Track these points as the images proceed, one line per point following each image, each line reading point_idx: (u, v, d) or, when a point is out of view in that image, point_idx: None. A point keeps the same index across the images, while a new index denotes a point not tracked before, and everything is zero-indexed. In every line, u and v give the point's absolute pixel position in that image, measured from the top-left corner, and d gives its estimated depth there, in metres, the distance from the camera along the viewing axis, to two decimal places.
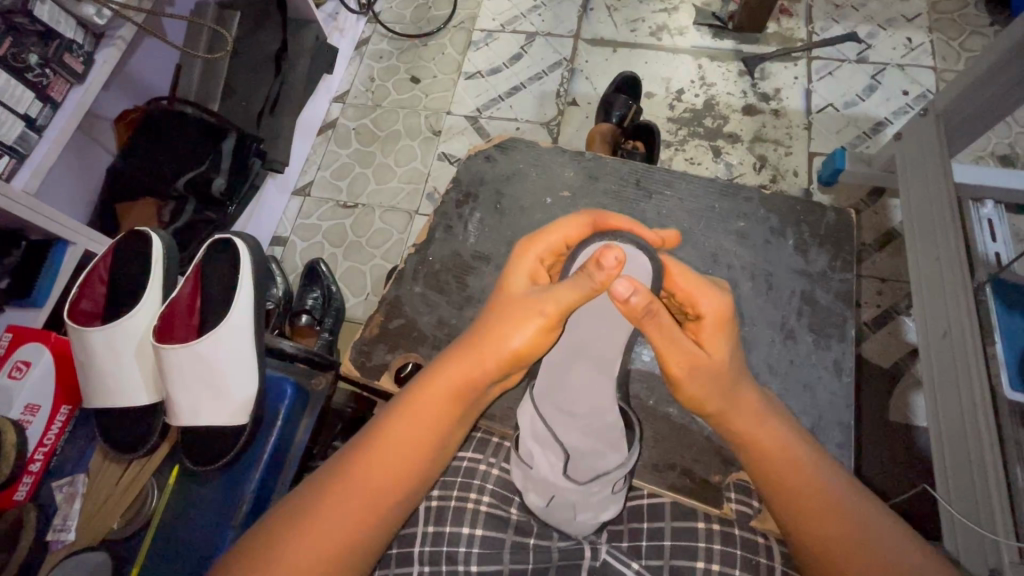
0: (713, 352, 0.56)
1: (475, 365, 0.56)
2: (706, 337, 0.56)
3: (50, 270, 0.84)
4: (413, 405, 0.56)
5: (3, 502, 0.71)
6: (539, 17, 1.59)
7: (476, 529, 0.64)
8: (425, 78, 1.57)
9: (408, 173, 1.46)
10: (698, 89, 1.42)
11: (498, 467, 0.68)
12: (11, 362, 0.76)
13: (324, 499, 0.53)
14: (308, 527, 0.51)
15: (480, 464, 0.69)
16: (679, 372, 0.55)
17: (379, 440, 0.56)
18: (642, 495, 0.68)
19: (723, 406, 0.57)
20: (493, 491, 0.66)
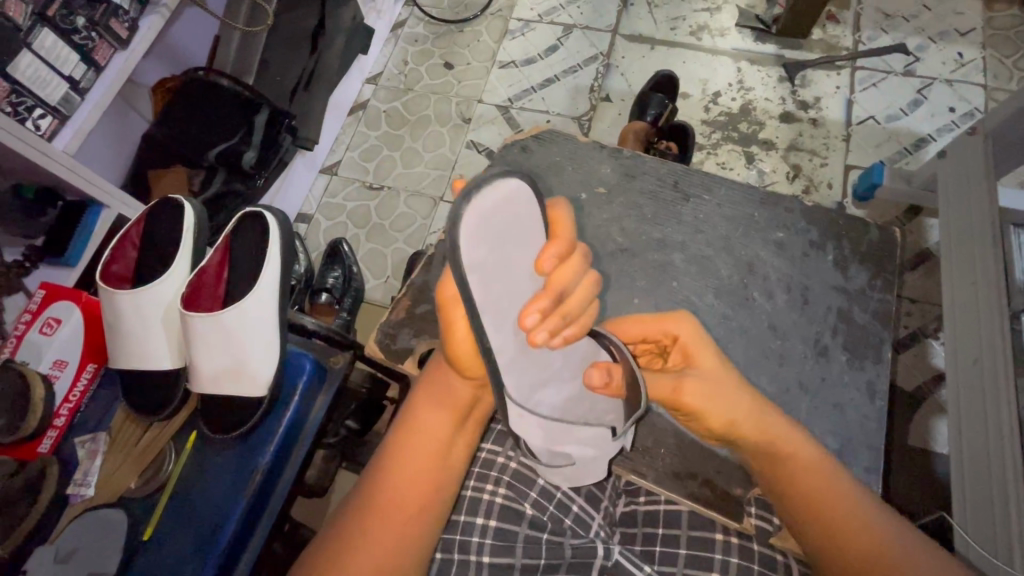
0: (703, 365, 0.62)
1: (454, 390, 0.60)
2: (693, 355, 0.63)
3: (84, 231, 0.86)
4: (405, 443, 0.60)
5: (27, 453, 0.74)
6: (577, 10, 1.57)
7: (490, 520, 0.65)
8: (459, 65, 1.56)
9: (436, 159, 1.47)
10: (736, 93, 1.40)
11: (516, 460, 0.68)
12: (42, 320, 0.77)
13: (371, 511, 0.57)
14: (360, 541, 0.55)
15: (499, 456, 0.69)
16: (689, 404, 0.60)
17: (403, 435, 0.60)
18: (659, 502, 0.67)
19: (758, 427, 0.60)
20: (510, 483, 0.66)
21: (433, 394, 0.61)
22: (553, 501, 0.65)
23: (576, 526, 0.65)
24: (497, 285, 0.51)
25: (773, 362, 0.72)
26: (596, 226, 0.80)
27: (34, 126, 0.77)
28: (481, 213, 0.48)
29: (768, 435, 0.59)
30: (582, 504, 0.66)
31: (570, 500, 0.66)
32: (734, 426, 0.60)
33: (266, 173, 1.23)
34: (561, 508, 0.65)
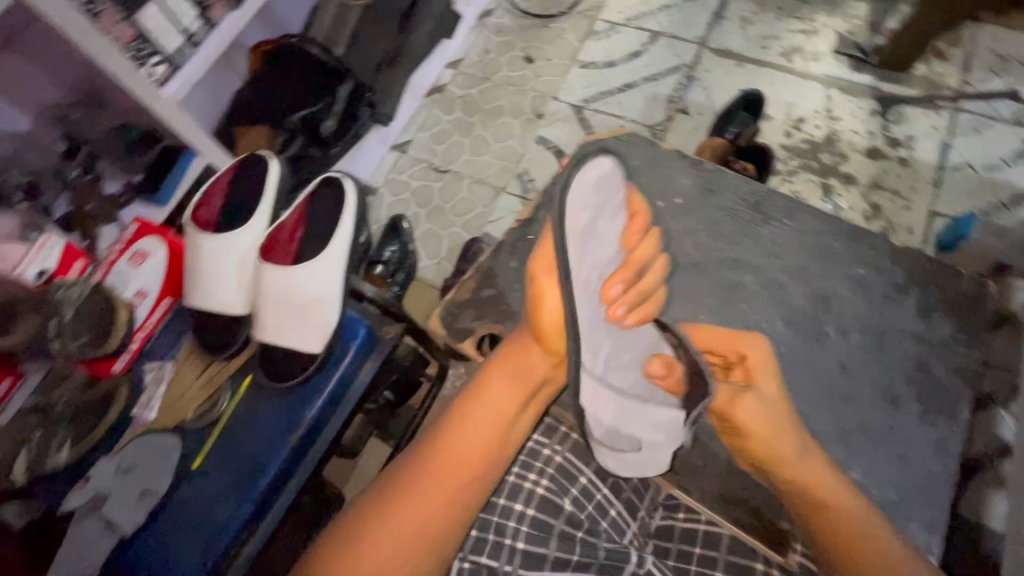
0: (765, 388, 0.61)
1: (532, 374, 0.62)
2: (757, 375, 0.62)
3: (177, 175, 0.94)
4: (472, 414, 0.62)
5: (102, 370, 0.80)
6: (667, 18, 1.55)
7: (529, 508, 0.65)
8: (539, 59, 1.57)
9: (504, 150, 1.48)
10: (821, 121, 1.34)
11: (561, 455, 0.69)
12: (131, 251, 0.84)
13: (429, 465, 0.60)
14: (415, 489, 0.59)
15: (543, 448, 0.69)
16: (741, 417, 0.59)
17: (473, 397, 0.63)
18: (699, 521, 0.66)
19: (797, 457, 0.58)
20: (552, 476, 0.67)
21: (510, 364, 0.62)
22: (592, 501, 0.66)
23: (612, 529, 0.65)
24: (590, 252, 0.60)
25: (841, 404, 0.68)
26: (666, 237, 0.78)
27: (149, 72, 0.83)
28: (582, 181, 0.61)
29: (800, 480, 0.57)
30: (620, 510, 0.66)
31: (609, 504, 0.66)
32: (771, 460, 0.58)
33: (341, 143, 1.29)
34: (599, 509, 0.66)
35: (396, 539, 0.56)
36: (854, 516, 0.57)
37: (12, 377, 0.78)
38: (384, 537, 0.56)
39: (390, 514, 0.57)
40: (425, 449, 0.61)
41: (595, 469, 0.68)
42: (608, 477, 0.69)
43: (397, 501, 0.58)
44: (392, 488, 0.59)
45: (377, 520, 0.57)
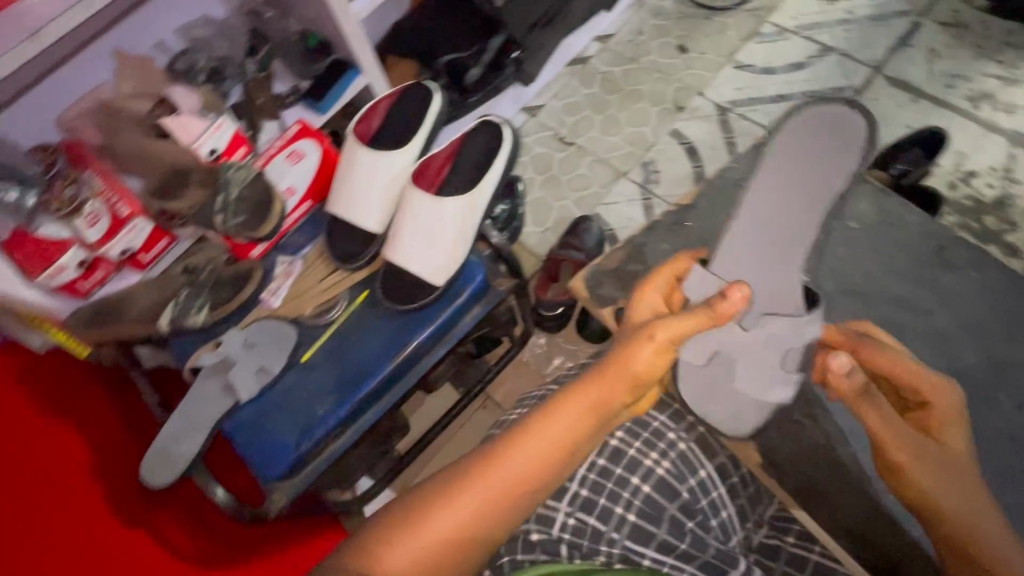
0: (944, 443, 0.52)
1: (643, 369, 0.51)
2: (939, 423, 0.53)
3: (340, 89, 0.98)
4: (573, 408, 0.51)
5: (243, 251, 0.87)
6: (843, 33, 1.44)
7: (645, 485, 0.60)
8: (693, 51, 1.50)
9: (634, 135, 1.44)
10: (997, 179, 1.20)
11: (686, 443, 0.63)
12: (290, 149, 0.89)
13: (498, 465, 0.49)
14: (476, 487, 0.49)
15: (669, 432, 0.64)
16: (899, 459, 0.51)
17: (564, 398, 0.52)
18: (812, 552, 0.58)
19: (966, 517, 0.49)
20: (675, 460, 0.61)
21: (611, 374, 0.51)
22: (708, 496, 0.61)
23: (720, 530, 0.59)
24: (767, 220, 0.67)
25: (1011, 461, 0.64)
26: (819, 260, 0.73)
27: None
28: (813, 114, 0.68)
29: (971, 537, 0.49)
30: (731, 514, 0.61)
31: (722, 504, 0.61)
32: (939, 506, 0.50)
33: (479, 93, 1.35)
34: (713, 505, 0.60)
35: (439, 537, 0.47)
36: None
37: (166, 238, 0.90)
38: (428, 530, 0.47)
39: (440, 507, 0.48)
40: (493, 446, 0.50)
41: (716, 466, 0.63)
42: (728, 479, 0.62)
43: (450, 496, 0.48)
44: (448, 480, 0.49)
45: (425, 514, 0.47)
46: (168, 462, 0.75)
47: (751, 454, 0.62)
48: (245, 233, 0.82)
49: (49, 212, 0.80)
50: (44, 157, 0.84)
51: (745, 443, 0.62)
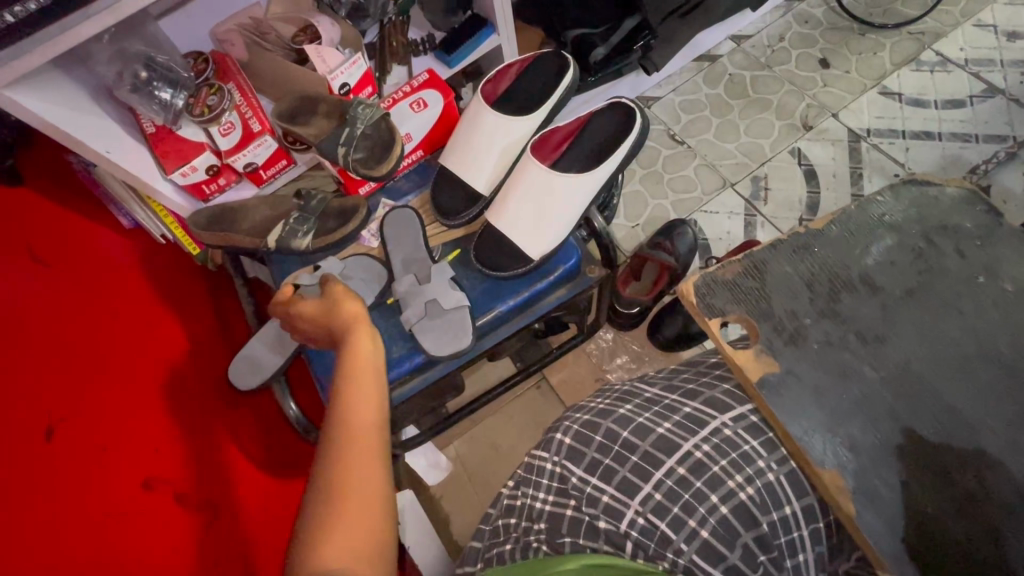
0: None
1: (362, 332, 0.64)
2: None
3: (473, 44, 0.98)
4: (351, 391, 0.58)
5: (353, 188, 0.90)
6: (1016, 77, 1.29)
7: (723, 505, 0.51)
8: (836, 67, 1.39)
9: (751, 146, 1.36)
10: None
11: (776, 475, 0.53)
12: (416, 96, 0.90)
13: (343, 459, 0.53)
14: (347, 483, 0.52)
15: (759, 457, 0.54)
16: None
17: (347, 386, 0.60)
18: None
19: None
20: (762, 489, 0.52)
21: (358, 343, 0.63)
22: (789, 535, 0.51)
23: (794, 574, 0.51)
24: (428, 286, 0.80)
25: None
26: None
27: None
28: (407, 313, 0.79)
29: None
30: (810, 559, 0.52)
31: (803, 547, 0.51)
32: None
33: (599, 74, 1.31)
34: (796, 546, 0.51)
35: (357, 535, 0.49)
36: None
37: (285, 160, 0.94)
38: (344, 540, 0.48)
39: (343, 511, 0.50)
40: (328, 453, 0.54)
41: (802, 507, 0.53)
42: (814, 523, 0.53)
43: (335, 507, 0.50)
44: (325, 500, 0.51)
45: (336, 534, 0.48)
46: (255, 371, 0.81)
47: (845, 502, 0.51)
48: (362, 169, 0.85)
49: (192, 115, 0.84)
50: (195, 64, 0.89)
51: (836, 470, 0.51)
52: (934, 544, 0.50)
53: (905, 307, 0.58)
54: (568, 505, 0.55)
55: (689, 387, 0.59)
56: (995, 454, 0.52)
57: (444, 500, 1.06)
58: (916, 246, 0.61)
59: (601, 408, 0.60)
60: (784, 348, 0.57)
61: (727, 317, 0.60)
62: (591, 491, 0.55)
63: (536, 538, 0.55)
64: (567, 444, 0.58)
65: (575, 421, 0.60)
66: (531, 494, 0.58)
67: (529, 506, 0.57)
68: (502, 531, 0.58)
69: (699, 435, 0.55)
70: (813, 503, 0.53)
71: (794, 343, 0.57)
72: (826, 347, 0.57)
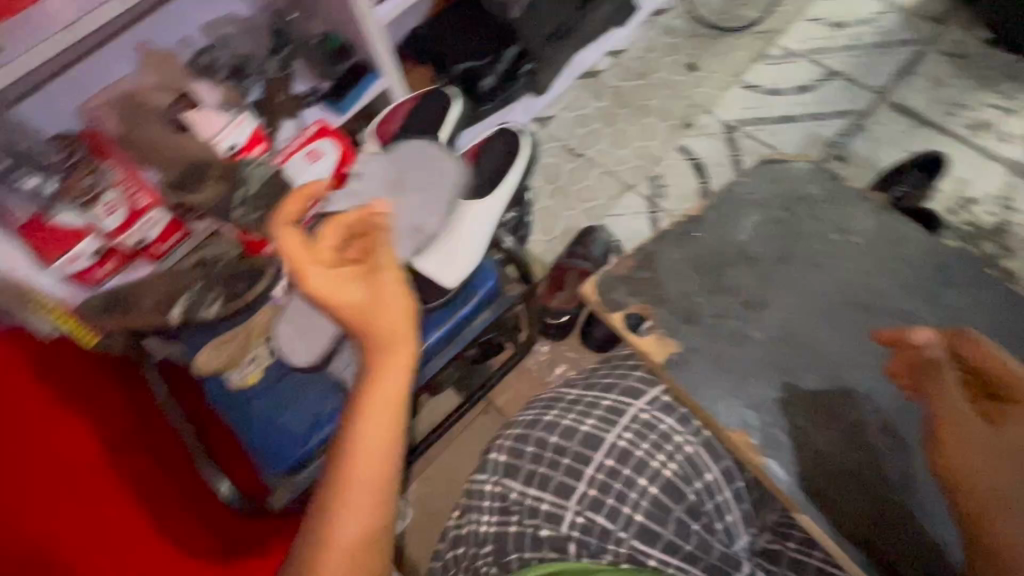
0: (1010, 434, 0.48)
1: (394, 312, 0.51)
2: (1005, 420, 0.50)
3: (359, 91, 1.00)
4: (375, 387, 0.49)
5: (258, 247, 0.86)
6: (848, 59, 1.48)
7: (652, 486, 0.55)
8: (702, 70, 1.53)
9: (643, 149, 1.46)
10: (995, 207, 1.24)
11: (694, 447, 0.57)
12: (309, 148, 0.91)
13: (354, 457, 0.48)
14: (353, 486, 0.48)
15: (676, 434, 0.57)
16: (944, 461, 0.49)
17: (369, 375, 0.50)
18: (811, 556, 0.55)
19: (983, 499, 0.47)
20: (683, 464, 0.56)
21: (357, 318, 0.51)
22: (714, 499, 0.56)
23: (725, 534, 0.55)
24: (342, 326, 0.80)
25: None
26: None
27: None
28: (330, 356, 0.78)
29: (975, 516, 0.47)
30: (737, 517, 0.56)
31: (729, 508, 0.56)
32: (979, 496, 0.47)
33: (493, 102, 1.38)
34: (721, 508, 0.56)
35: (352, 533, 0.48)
36: None
37: (181, 230, 0.90)
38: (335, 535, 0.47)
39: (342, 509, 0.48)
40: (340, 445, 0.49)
41: (722, 472, 0.57)
42: (736, 484, 0.57)
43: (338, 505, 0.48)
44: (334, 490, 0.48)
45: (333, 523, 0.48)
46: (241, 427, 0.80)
47: (755, 459, 0.56)
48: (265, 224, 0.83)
49: (69, 199, 0.80)
50: (63, 145, 0.84)
51: (743, 431, 0.56)
52: (836, 479, 0.55)
53: (778, 273, 0.65)
54: (511, 521, 0.57)
55: (607, 380, 0.61)
56: (867, 387, 0.59)
57: (410, 546, 1.04)
58: (778, 217, 0.69)
59: (528, 421, 0.61)
60: (681, 326, 0.62)
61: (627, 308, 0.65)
62: (529, 503, 0.56)
63: (484, 563, 0.56)
64: (498, 464, 0.59)
65: (507, 436, 0.61)
66: (474, 519, 0.59)
67: (473, 531, 0.58)
68: (452, 563, 0.59)
69: (620, 425, 0.57)
70: (731, 467, 0.57)
71: (691, 322, 0.63)
72: (718, 319, 0.62)
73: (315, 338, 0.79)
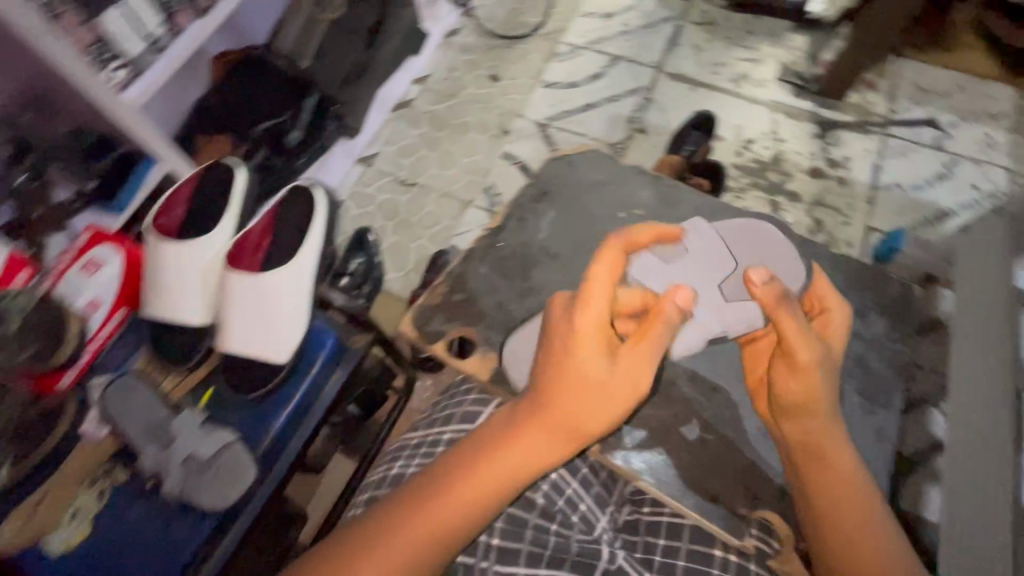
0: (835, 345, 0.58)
1: (600, 414, 0.51)
2: (831, 331, 0.59)
3: (135, 182, 0.92)
4: (516, 440, 0.52)
5: (48, 386, 0.74)
6: (625, 43, 1.64)
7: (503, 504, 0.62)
8: (504, 78, 1.61)
9: (471, 165, 1.50)
10: (768, 142, 1.44)
11: None
12: (84, 259, 0.79)
13: (437, 496, 0.52)
14: (423, 516, 0.51)
15: None
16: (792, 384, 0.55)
17: (499, 444, 0.53)
18: (663, 514, 0.64)
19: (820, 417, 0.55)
20: None
21: (558, 427, 0.52)
22: (563, 496, 0.63)
23: (583, 523, 0.63)
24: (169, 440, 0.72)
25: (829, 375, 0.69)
26: None
27: (108, 78, 0.80)
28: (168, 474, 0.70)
29: (804, 429, 0.55)
30: (590, 504, 0.64)
31: (580, 497, 0.64)
32: (815, 399, 0.54)
33: (306, 153, 1.32)
34: (570, 503, 0.63)
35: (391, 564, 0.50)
36: (856, 499, 0.53)
37: None
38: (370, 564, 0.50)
39: (392, 540, 0.51)
40: (433, 477, 0.53)
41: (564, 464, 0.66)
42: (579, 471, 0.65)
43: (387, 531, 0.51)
44: (401, 501, 0.53)
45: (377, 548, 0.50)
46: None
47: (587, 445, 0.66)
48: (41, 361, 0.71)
49: None
50: None
51: None
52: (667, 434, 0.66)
53: (572, 261, 0.73)
54: None
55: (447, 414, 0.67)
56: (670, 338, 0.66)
57: None
58: None
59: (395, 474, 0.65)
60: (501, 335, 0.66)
61: (448, 334, 0.70)
62: None
63: None
64: None
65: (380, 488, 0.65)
66: None
67: None
68: None
69: None
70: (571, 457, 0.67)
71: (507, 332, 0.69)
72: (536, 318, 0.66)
73: (143, 466, 0.71)
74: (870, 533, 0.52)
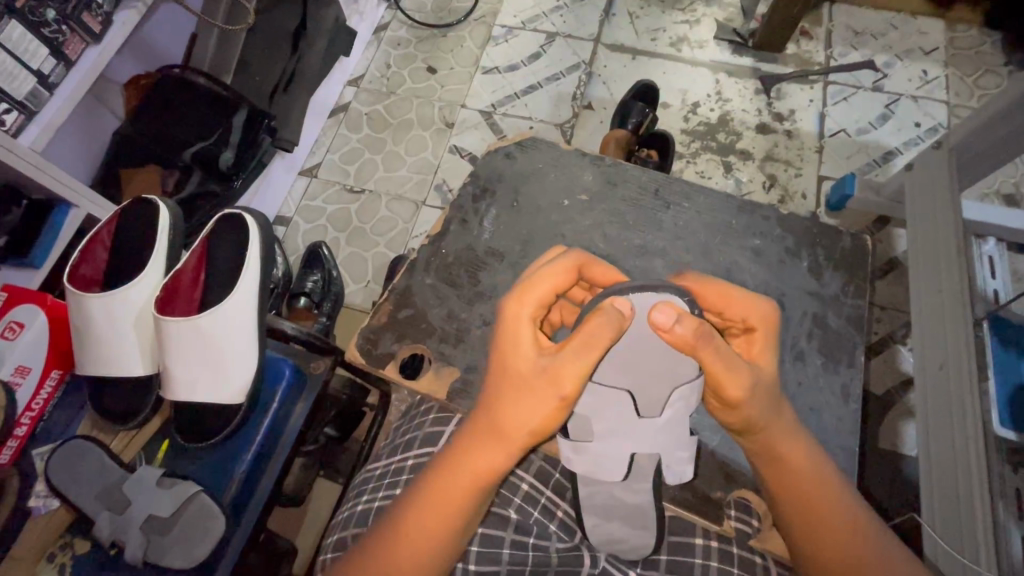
0: (762, 366, 0.50)
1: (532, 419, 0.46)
2: (755, 351, 0.51)
3: (51, 231, 0.83)
4: (464, 456, 0.48)
5: None
6: (560, 18, 1.60)
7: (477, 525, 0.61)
8: (442, 69, 1.56)
9: (419, 163, 1.45)
10: (714, 104, 1.43)
11: None
12: (4, 323, 0.72)
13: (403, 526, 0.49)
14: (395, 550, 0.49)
15: None
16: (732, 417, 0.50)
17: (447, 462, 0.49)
18: None
19: (766, 425, 0.50)
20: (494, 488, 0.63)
21: (498, 437, 0.47)
22: (538, 506, 0.63)
23: (562, 530, 0.63)
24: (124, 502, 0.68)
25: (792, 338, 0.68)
26: (579, 233, 0.73)
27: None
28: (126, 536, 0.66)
29: (761, 443, 0.51)
30: (566, 509, 0.64)
31: (556, 505, 0.64)
32: (755, 426, 0.50)
33: (243, 175, 1.19)
34: (546, 512, 0.63)
35: None
36: (819, 476, 0.52)
37: None
38: None
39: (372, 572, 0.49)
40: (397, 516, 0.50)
41: (535, 473, 0.65)
42: (551, 478, 0.66)
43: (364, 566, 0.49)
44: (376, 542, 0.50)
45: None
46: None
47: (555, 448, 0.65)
48: None
49: None
50: None
51: None
52: None
53: (520, 259, 0.71)
54: None
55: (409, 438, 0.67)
56: None
57: None
58: None
59: (361, 509, 0.64)
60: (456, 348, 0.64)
61: (398, 355, 0.67)
62: None
63: None
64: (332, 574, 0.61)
65: (349, 527, 0.63)
66: None
67: None
68: None
69: None
70: (542, 464, 0.66)
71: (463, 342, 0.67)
72: None
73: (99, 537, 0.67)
74: (837, 504, 0.52)
